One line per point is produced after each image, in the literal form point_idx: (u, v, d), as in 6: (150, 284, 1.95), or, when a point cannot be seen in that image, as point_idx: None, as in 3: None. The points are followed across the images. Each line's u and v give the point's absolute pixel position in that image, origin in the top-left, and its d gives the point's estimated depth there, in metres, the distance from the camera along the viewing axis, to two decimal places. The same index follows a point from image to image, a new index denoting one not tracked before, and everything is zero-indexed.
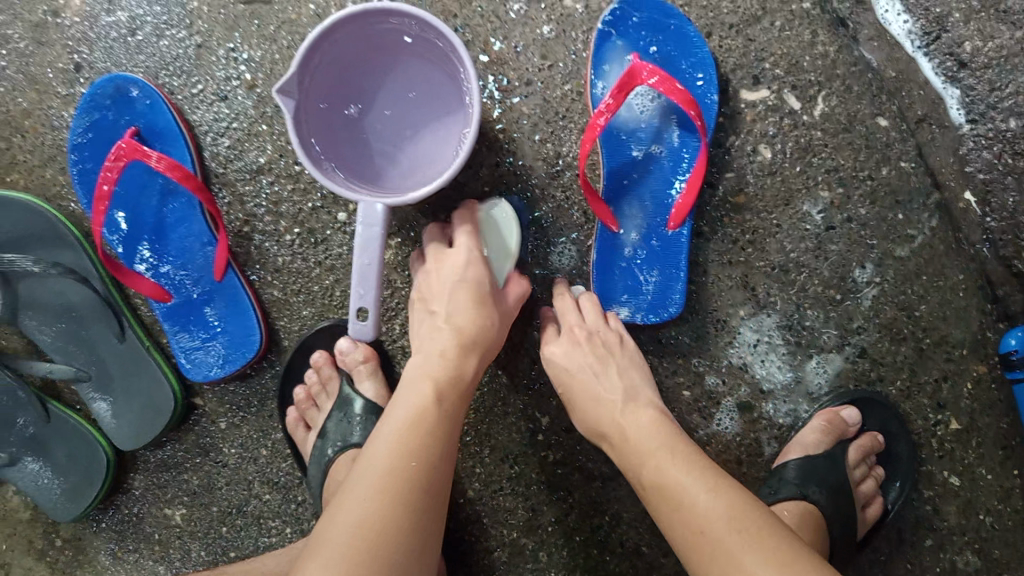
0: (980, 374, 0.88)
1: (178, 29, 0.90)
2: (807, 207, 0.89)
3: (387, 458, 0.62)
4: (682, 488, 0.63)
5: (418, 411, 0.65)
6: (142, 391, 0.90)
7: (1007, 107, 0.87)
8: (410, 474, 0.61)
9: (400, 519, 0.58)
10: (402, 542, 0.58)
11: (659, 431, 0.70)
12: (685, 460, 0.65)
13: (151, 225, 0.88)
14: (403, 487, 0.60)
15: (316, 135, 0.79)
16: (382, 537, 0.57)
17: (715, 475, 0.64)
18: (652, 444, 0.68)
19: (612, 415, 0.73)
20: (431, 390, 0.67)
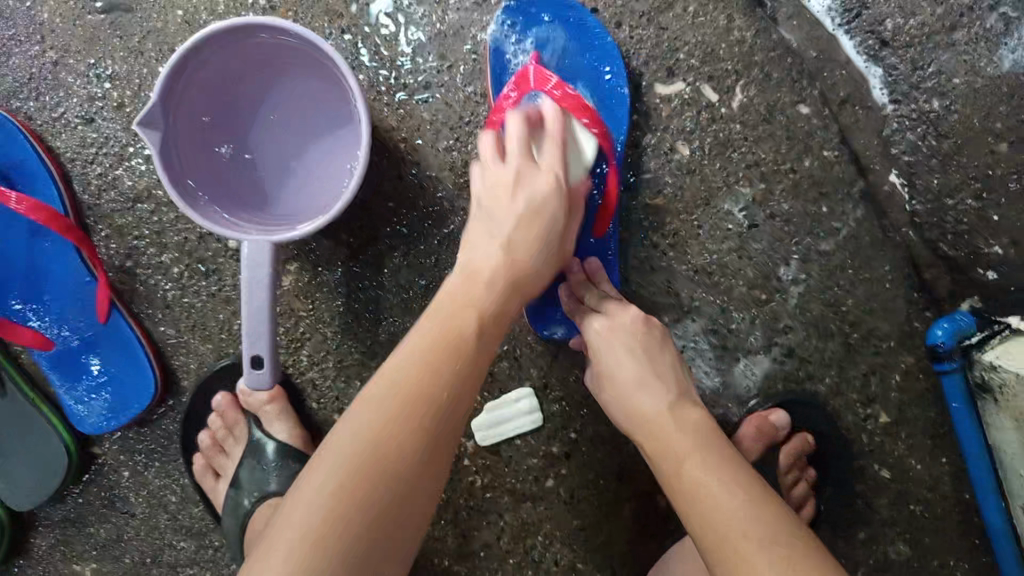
0: (909, 365, 0.86)
1: (31, 45, 0.81)
2: (728, 205, 0.84)
3: (394, 386, 0.55)
4: (716, 505, 0.56)
5: (446, 342, 0.58)
6: (30, 447, 0.83)
7: (931, 86, 0.80)
8: (427, 405, 0.55)
9: (410, 456, 0.53)
10: (404, 485, 0.52)
11: (717, 455, 0.61)
12: (728, 470, 0.59)
13: (22, 268, 0.81)
14: (416, 426, 0.54)
15: (191, 163, 0.71)
16: (373, 477, 0.52)
17: (763, 497, 0.57)
18: (691, 455, 0.61)
19: (664, 426, 0.64)
20: (473, 322, 0.59)
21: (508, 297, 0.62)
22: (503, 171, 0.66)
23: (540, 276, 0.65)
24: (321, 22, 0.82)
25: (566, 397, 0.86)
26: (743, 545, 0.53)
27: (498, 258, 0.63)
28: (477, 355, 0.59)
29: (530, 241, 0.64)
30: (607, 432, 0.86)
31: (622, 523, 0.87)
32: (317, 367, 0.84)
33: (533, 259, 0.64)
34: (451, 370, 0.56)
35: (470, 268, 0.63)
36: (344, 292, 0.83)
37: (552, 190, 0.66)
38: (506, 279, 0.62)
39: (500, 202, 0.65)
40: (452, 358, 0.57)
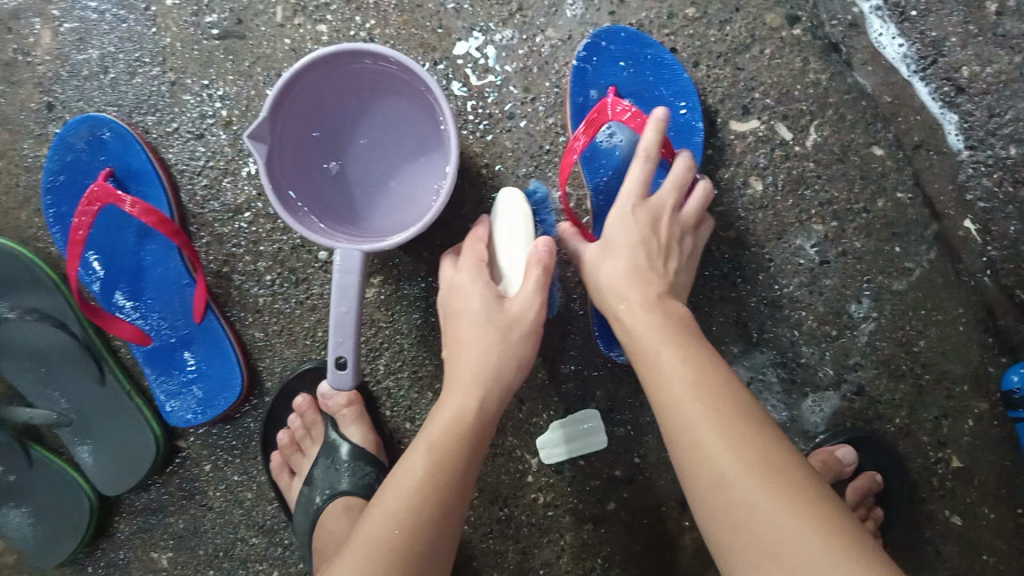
0: (982, 410, 0.85)
1: (151, 66, 0.90)
2: (800, 240, 0.86)
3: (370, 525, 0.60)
4: (733, 485, 0.53)
5: (408, 485, 0.62)
6: (126, 435, 0.89)
7: (1008, 133, 0.84)
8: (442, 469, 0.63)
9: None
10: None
11: (695, 354, 0.62)
12: (744, 438, 0.55)
13: (129, 268, 0.88)
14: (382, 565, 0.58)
15: (292, 176, 0.77)
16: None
17: (779, 471, 0.53)
18: (702, 418, 0.57)
19: (642, 330, 0.65)
20: (426, 454, 0.64)
21: (463, 424, 0.65)
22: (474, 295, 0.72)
23: (499, 386, 0.68)
24: (414, 53, 0.88)
25: (631, 420, 0.88)
26: (705, 444, 0.56)
27: (461, 381, 0.68)
28: (439, 492, 0.62)
29: (475, 350, 0.69)
30: (671, 459, 0.87)
31: (681, 552, 0.87)
32: (393, 377, 0.88)
33: (486, 372, 0.68)
34: (410, 508, 0.61)
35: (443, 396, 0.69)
36: (422, 306, 0.88)
37: (487, 314, 0.70)
38: (467, 401, 0.66)
39: (463, 314, 0.71)
40: (417, 494, 0.61)
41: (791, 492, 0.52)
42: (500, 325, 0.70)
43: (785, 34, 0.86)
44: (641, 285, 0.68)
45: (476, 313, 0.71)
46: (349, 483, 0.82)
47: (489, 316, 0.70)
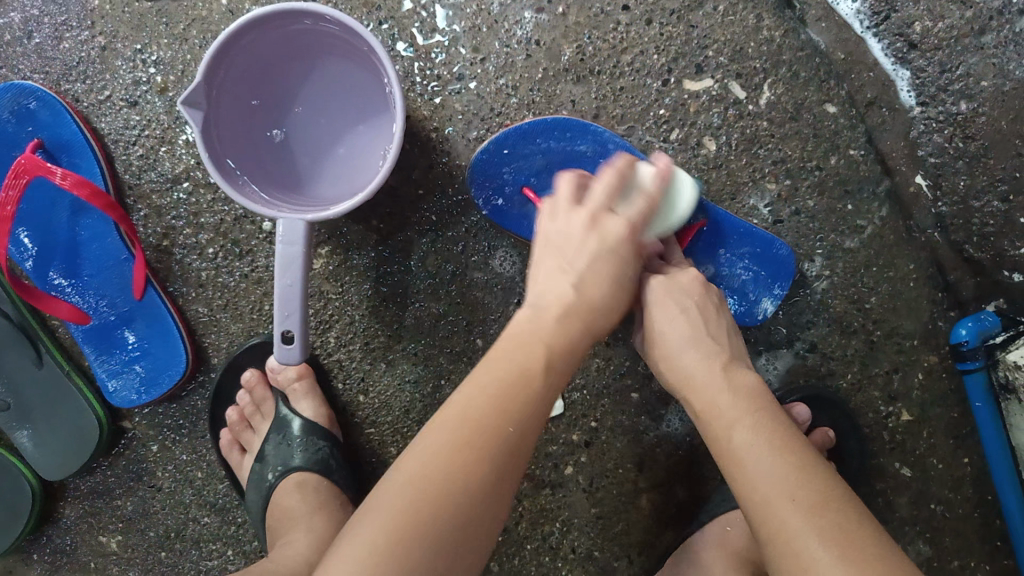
0: (932, 364, 0.86)
1: (80, 30, 0.85)
2: (754, 201, 0.85)
3: (473, 408, 0.54)
4: (761, 484, 0.57)
5: (522, 373, 0.56)
6: (67, 417, 0.86)
7: (958, 89, 0.82)
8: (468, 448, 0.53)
9: (466, 487, 0.51)
10: (467, 512, 0.51)
11: (768, 430, 0.61)
12: (775, 439, 0.60)
13: (63, 244, 0.84)
14: (473, 453, 0.52)
15: (231, 144, 0.74)
16: (448, 499, 0.50)
17: (809, 474, 0.57)
18: (737, 424, 0.61)
19: (704, 378, 0.65)
20: (543, 356, 0.57)
21: (576, 335, 0.59)
22: (577, 218, 0.64)
23: (610, 310, 0.62)
24: (358, 13, 0.85)
25: (586, 385, 0.87)
26: (796, 526, 0.54)
27: (570, 296, 0.60)
28: (546, 392, 0.56)
29: (600, 279, 0.61)
30: (628, 422, 0.87)
31: (638, 514, 0.88)
32: (345, 349, 0.86)
33: (609, 294, 0.61)
34: (523, 404, 0.54)
35: (538, 302, 0.61)
36: (372, 276, 0.86)
37: (622, 236, 0.63)
38: (580, 311, 0.60)
39: (572, 240, 0.63)
40: (527, 390, 0.55)
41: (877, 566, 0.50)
42: (616, 278, 0.62)
43: None
44: (685, 333, 0.68)
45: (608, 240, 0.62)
46: (301, 458, 0.80)
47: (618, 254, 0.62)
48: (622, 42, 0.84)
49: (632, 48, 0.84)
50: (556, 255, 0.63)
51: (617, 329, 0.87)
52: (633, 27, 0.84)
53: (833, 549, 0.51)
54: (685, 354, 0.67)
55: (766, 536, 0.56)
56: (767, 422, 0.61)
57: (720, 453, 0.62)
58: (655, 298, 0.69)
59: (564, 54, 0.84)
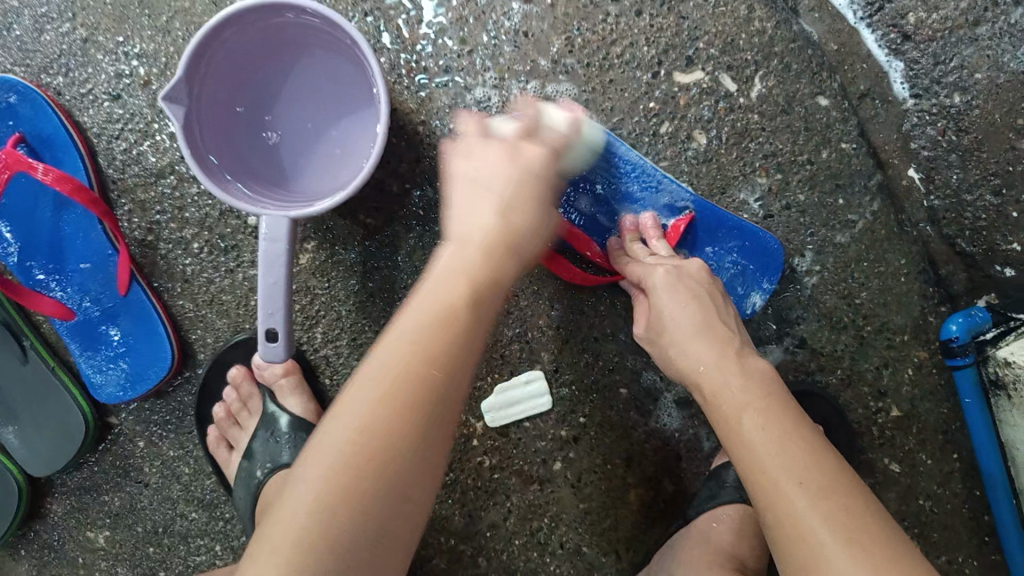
0: (922, 360, 0.86)
1: (61, 22, 0.83)
2: (744, 195, 0.84)
3: (412, 354, 0.51)
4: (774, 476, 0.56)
5: (443, 313, 0.53)
6: (52, 413, 0.86)
7: (952, 81, 0.81)
8: (416, 398, 0.50)
9: (400, 448, 0.50)
10: (406, 477, 0.50)
11: (779, 418, 0.60)
12: (781, 427, 0.59)
13: (47, 239, 0.84)
14: (404, 406, 0.50)
15: (213, 140, 0.72)
16: (376, 457, 0.49)
17: (823, 470, 0.56)
18: (747, 411, 0.61)
19: (711, 369, 0.65)
20: (466, 293, 0.54)
21: (502, 270, 0.57)
22: (518, 147, 0.61)
23: (533, 237, 0.59)
24: (344, 5, 0.83)
25: (575, 381, 0.87)
26: (810, 522, 0.53)
27: (491, 226, 0.57)
28: (472, 324, 0.54)
29: (525, 206, 0.59)
30: (616, 418, 0.87)
31: (627, 509, 0.88)
32: (332, 344, 0.86)
33: (531, 231, 0.59)
34: (447, 340, 0.52)
35: (466, 236, 0.57)
36: (359, 271, 0.85)
37: (541, 163, 0.60)
38: (501, 245, 0.57)
39: (490, 170, 0.59)
40: (447, 324, 0.53)
41: (889, 562, 0.50)
42: (539, 199, 0.60)
43: None
44: (687, 324, 0.67)
45: (532, 164, 0.60)
46: (290, 455, 0.80)
47: (536, 175, 0.60)
48: (612, 34, 0.83)
49: (621, 40, 0.83)
50: (463, 188, 0.60)
51: (606, 325, 0.87)
52: (622, 18, 0.83)
53: (840, 535, 0.52)
54: (690, 342, 0.67)
55: (772, 521, 0.55)
56: (778, 411, 0.60)
57: (729, 440, 0.62)
58: (666, 286, 0.70)
59: (553, 46, 0.83)
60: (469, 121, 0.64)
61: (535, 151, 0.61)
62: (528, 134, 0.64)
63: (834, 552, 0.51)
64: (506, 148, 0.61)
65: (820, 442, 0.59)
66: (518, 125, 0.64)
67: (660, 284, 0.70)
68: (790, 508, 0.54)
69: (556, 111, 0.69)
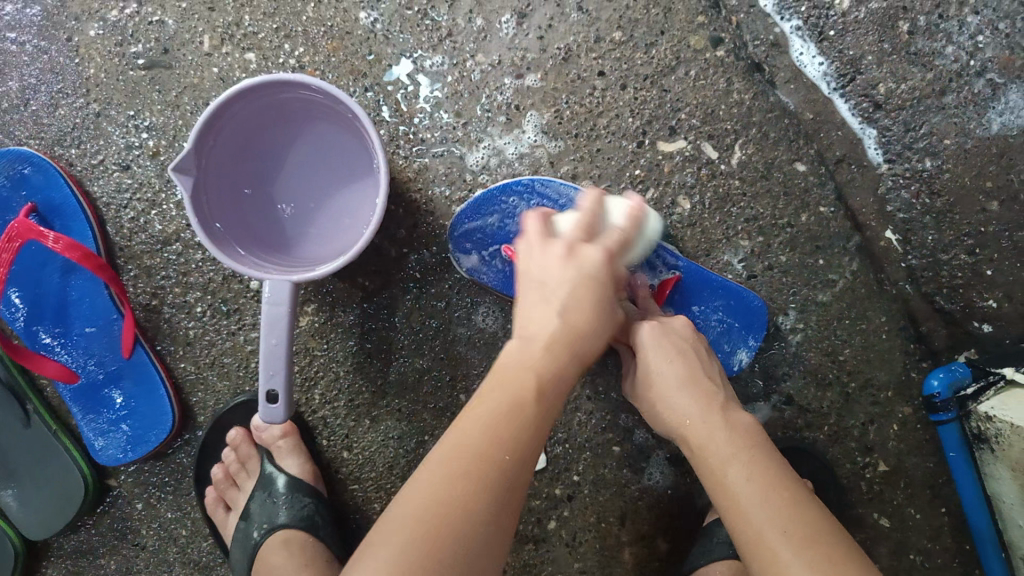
0: (906, 415, 0.88)
1: (75, 97, 0.88)
2: (728, 256, 0.88)
3: (494, 433, 0.56)
4: (759, 529, 0.58)
5: (514, 402, 0.58)
6: (53, 475, 0.87)
7: (923, 147, 0.87)
8: (485, 480, 0.55)
9: (473, 525, 0.53)
10: (478, 538, 0.53)
11: (763, 470, 0.62)
12: (764, 479, 0.61)
13: (54, 304, 0.86)
14: (479, 486, 0.55)
15: (219, 208, 0.76)
16: (446, 533, 0.53)
17: (806, 524, 0.58)
18: (731, 462, 0.63)
19: (694, 423, 0.67)
20: (534, 383, 0.58)
21: (568, 364, 0.60)
22: (555, 249, 0.63)
23: (593, 337, 0.62)
24: (345, 80, 0.87)
25: (569, 439, 0.89)
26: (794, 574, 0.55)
27: (555, 324, 0.60)
28: (540, 412, 0.58)
29: (585, 306, 0.61)
30: (609, 476, 0.89)
31: (621, 567, 0.89)
32: (329, 406, 0.88)
33: (590, 326, 0.61)
34: (517, 431, 0.57)
35: (528, 332, 0.61)
36: (356, 332, 0.87)
37: (599, 264, 0.62)
38: (563, 342, 0.60)
39: (550, 271, 0.62)
40: (523, 417, 0.57)
41: None
42: (598, 300, 0.62)
43: (709, 55, 0.87)
44: (673, 380, 0.70)
45: (567, 262, 0.62)
46: (287, 516, 0.81)
47: (587, 273, 0.62)
48: (598, 106, 0.87)
49: (608, 112, 0.87)
50: (533, 302, 0.62)
51: (597, 384, 0.89)
52: (608, 92, 0.87)
53: None
54: (675, 396, 0.69)
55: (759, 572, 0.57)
56: (761, 462, 0.62)
57: (715, 492, 0.63)
58: (654, 347, 0.72)
59: (543, 117, 0.87)
60: (533, 221, 0.67)
61: (575, 254, 0.62)
62: (586, 234, 0.65)
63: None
64: (563, 251, 0.63)
65: (802, 495, 0.61)
66: (576, 226, 0.65)
67: (648, 345, 0.73)
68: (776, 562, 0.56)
69: (618, 209, 0.69)
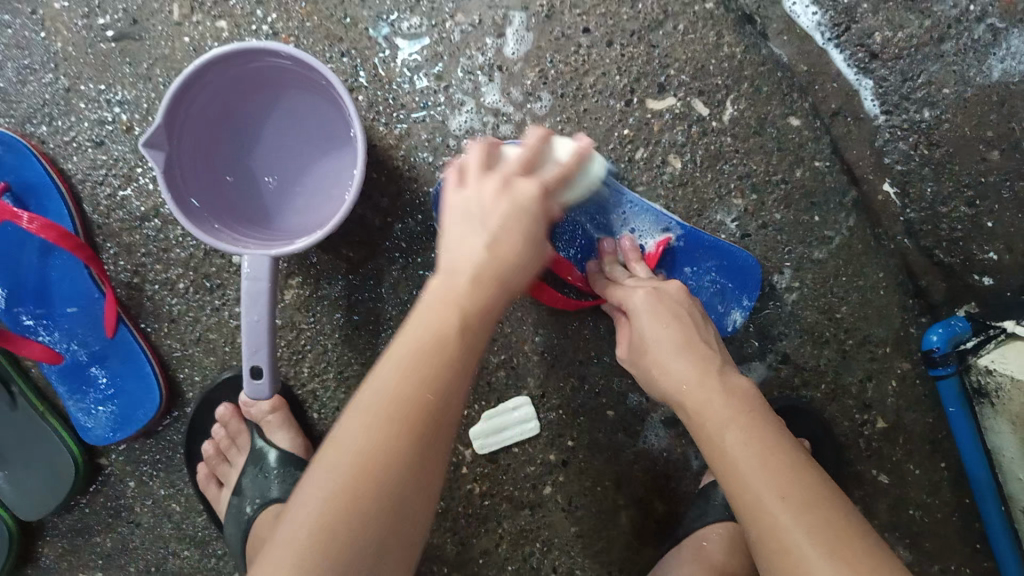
0: (905, 371, 0.87)
1: (43, 72, 0.85)
2: (721, 216, 0.86)
3: (413, 368, 0.52)
4: (756, 493, 0.57)
5: (438, 340, 0.53)
6: (42, 457, 0.86)
7: (921, 97, 0.84)
8: (411, 421, 0.51)
9: (392, 471, 0.50)
10: (398, 490, 0.51)
11: (760, 435, 0.61)
12: (762, 444, 0.60)
13: (33, 285, 0.85)
14: (401, 427, 0.51)
15: (195, 181, 0.73)
16: (371, 482, 0.50)
17: (805, 487, 0.57)
18: (729, 427, 0.61)
19: (692, 390, 0.65)
20: (459, 317, 0.54)
21: (493, 293, 0.55)
22: (489, 181, 0.59)
23: (524, 267, 0.57)
24: (321, 45, 0.84)
25: (562, 405, 0.88)
26: (795, 539, 0.54)
27: (480, 255, 0.55)
28: (462, 351, 0.54)
29: (514, 237, 0.56)
30: (604, 440, 0.88)
31: (619, 530, 0.88)
32: (319, 378, 0.86)
33: (519, 256, 0.56)
34: (441, 367, 0.52)
35: (453, 267, 0.56)
36: (344, 304, 0.86)
37: (535, 197, 0.58)
38: (490, 275, 0.55)
39: (482, 201, 0.57)
40: (441, 353, 0.53)
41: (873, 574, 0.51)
42: (530, 227, 0.57)
43: (698, 8, 0.84)
44: (667, 347, 0.68)
45: (511, 192, 0.57)
46: (279, 489, 0.81)
47: (525, 210, 0.57)
48: (584, 64, 0.84)
49: (594, 70, 0.84)
50: (451, 237, 0.57)
51: (590, 349, 0.87)
52: (594, 49, 0.84)
53: (823, 549, 0.52)
54: (669, 362, 0.67)
55: (757, 537, 0.56)
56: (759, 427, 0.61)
57: (712, 459, 0.62)
58: (647, 310, 0.70)
59: (528, 78, 0.84)
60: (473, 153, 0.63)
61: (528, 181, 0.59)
62: (523, 167, 0.61)
63: (816, 565, 0.52)
64: (499, 183, 0.59)
65: (800, 458, 0.59)
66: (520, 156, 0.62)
67: (643, 313, 0.71)
68: (775, 526, 0.55)
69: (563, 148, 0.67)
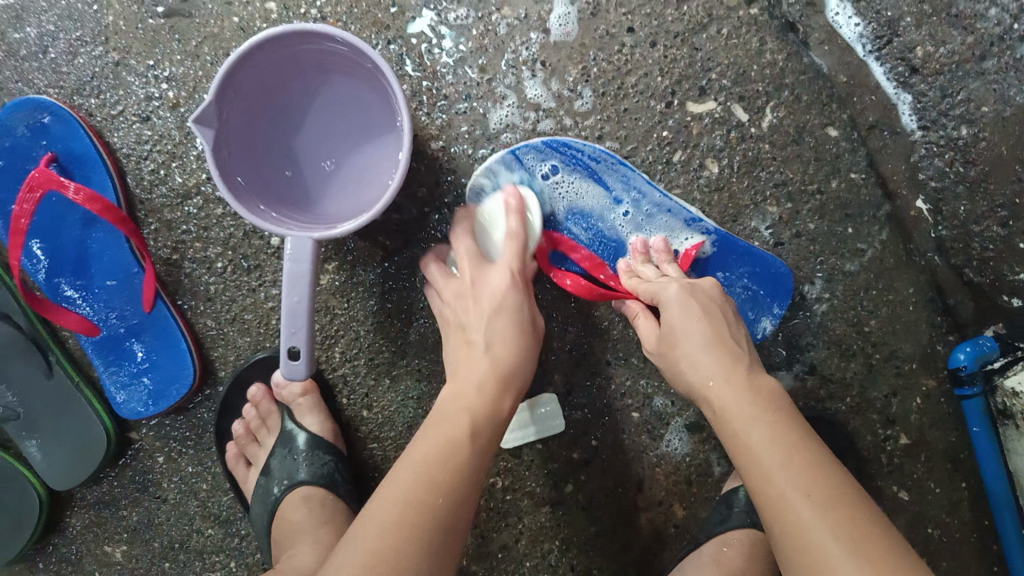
0: (930, 387, 0.87)
1: (94, 46, 0.87)
2: (755, 223, 0.86)
3: (430, 466, 0.61)
4: (780, 491, 0.57)
5: (448, 439, 0.63)
6: (74, 428, 0.88)
7: (959, 114, 0.82)
8: (431, 506, 0.58)
9: (422, 554, 0.56)
10: (428, 562, 0.56)
11: (787, 431, 0.61)
12: (787, 442, 0.60)
13: (74, 257, 0.86)
14: (427, 510, 0.58)
15: (240, 161, 0.74)
16: (403, 554, 0.55)
17: (828, 482, 0.57)
18: (753, 423, 0.62)
19: (720, 386, 0.65)
20: (467, 421, 0.64)
21: (500, 403, 0.66)
22: (492, 273, 0.74)
23: (519, 370, 0.69)
24: (367, 33, 0.86)
25: (588, 404, 0.89)
26: (818, 537, 0.54)
27: (485, 365, 0.68)
28: (473, 456, 0.63)
29: (507, 342, 0.69)
30: (627, 441, 0.88)
31: (637, 532, 0.89)
32: (349, 364, 0.88)
33: (516, 359, 0.69)
34: (456, 464, 0.61)
35: (456, 377, 0.68)
36: (377, 292, 0.87)
37: (508, 284, 0.73)
38: (493, 374, 0.67)
39: (472, 309, 0.73)
40: (455, 447, 0.62)
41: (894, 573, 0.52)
42: (517, 327, 0.71)
43: (741, 14, 0.85)
44: (698, 339, 0.68)
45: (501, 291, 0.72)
46: (307, 472, 0.82)
47: (510, 305, 0.71)
48: (627, 64, 0.85)
49: (636, 70, 0.85)
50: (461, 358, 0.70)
51: (619, 349, 0.88)
52: (637, 50, 0.85)
53: (846, 545, 0.53)
54: (699, 356, 0.67)
55: (778, 534, 0.57)
56: (786, 423, 0.62)
57: (735, 455, 0.63)
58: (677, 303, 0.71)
59: (570, 75, 0.86)
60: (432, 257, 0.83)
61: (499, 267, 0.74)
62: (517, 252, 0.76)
63: (838, 562, 0.53)
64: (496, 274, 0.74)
65: (824, 454, 0.60)
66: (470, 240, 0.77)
67: (672, 307, 0.71)
68: (797, 523, 0.56)
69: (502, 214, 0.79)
